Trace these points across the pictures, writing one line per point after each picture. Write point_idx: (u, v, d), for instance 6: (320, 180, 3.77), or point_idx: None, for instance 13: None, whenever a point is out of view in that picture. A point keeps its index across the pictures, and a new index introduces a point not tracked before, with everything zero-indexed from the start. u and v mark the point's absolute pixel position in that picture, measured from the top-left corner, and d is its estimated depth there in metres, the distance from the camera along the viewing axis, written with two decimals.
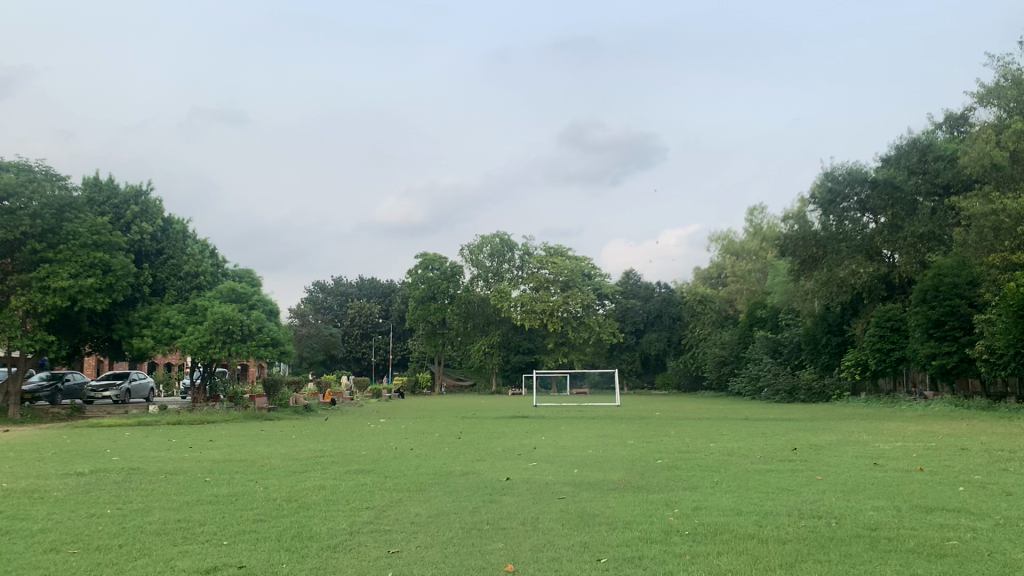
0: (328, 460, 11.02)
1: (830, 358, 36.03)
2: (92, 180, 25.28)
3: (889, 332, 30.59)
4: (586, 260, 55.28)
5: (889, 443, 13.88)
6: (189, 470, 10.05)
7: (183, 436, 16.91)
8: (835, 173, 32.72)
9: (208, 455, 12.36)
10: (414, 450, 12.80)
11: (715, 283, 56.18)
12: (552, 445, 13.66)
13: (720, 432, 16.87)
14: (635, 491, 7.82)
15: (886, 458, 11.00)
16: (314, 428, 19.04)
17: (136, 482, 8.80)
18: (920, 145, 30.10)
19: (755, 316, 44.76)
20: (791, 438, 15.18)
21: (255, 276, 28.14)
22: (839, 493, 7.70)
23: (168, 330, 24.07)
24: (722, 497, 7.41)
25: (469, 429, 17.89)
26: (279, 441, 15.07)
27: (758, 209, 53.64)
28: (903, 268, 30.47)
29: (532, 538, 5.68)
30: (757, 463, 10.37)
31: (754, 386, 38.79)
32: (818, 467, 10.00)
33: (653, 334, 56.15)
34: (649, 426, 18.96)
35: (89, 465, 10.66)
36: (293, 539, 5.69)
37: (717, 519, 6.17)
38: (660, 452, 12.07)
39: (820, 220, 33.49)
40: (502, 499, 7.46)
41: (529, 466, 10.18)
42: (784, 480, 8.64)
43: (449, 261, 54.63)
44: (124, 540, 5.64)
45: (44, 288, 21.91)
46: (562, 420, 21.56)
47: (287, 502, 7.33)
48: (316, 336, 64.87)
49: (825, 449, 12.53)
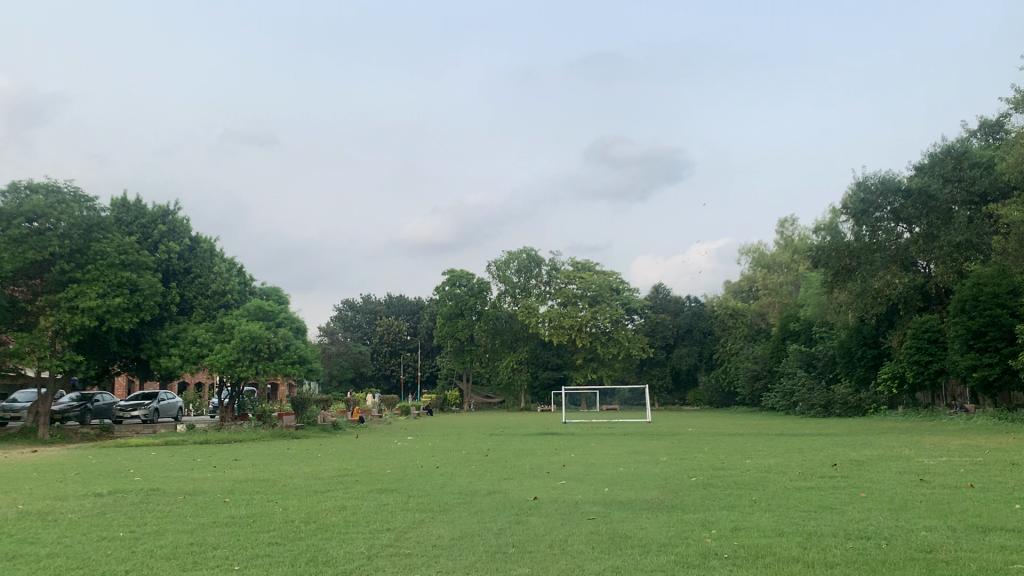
0: (351, 479, 10.78)
1: (865, 371, 35.18)
2: (120, 201, 25.49)
3: (927, 344, 29.81)
4: (614, 274, 54.72)
5: (933, 458, 13.27)
6: (209, 491, 9.83)
7: (208, 455, 16.80)
8: (866, 183, 31.99)
9: (230, 475, 12.14)
10: (440, 468, 12.47)
11: (747, 296, 55.39)
12: (580, 462, 13.30)
13: (756, 448, 16.38)
14: (670, 512, 7.43)
15: (932, 475, 10.46)
16: (339, 447, 18.77)
17: (152, 504, 8.57)
18: (955, 152, 29.37)
19: (788, 330, 44.05)
20: (830, 453, 14.70)
21: (283, 294, 28.08)
22: (887, 512, 7.25)
23: (195, 349, 24.01)
24: (762, 517, 7.01)
25: (497, 447, 17.53)
26: (302, 460, 14.85)
27: (789, 221, 52.92)
28: (940, 278, 29.72)
29: (560, 563, 5.32)
30: (795, 480, 9.92)
31: (788, 401, 38.06)
32: (860, 483, 9.56)
33: (684, 349, 55.46)
34: (682, 443, 18.51)
35: (109, 486, 10.48)
36: (307, 564, 5.38)
37: (760, 541, 5.79)
38: (693, 468, 11.66)
39: (853, 231, 32.93)
40: (528, 520, 7.12)
41: (558, 484, 9.85)
42: (826, 498, 8.21)
43: (477, 278, 54.78)
44: (130, 565, 5.36)
45: (72, 309, 21.92)
46: (593, 437, 21.09)
47: (305, 524, 7.03)
48: (345, 354, 65.06)
49: (866, 465, 11.97)
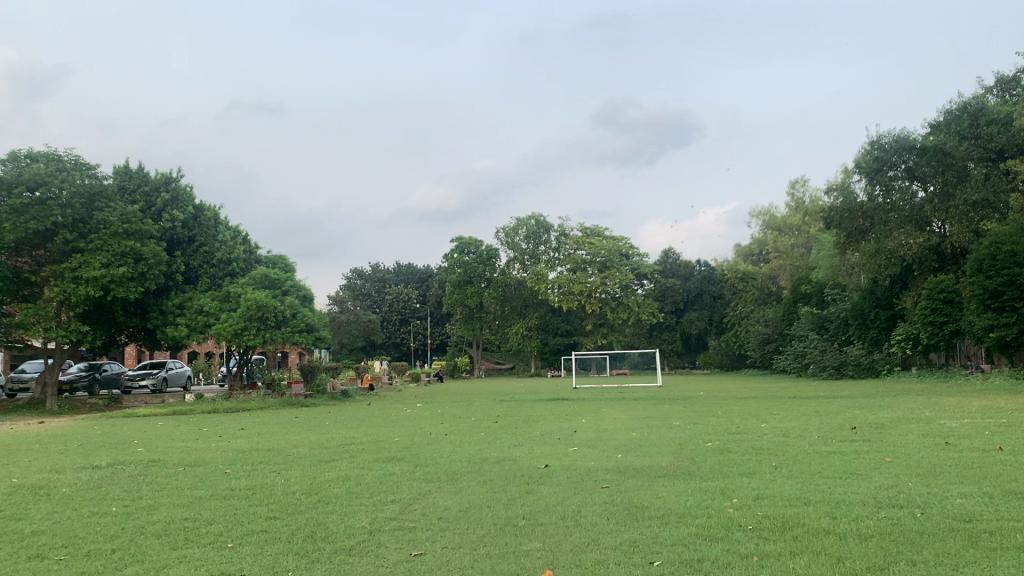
0: (357, 448, 10.49)
1: (878, 333, 34.71)
2: (122, 169, 25.09)
3: (942, 304, 29.32)
4: (623, 239, 54.09)
5: (954, 419, 12.90)
6: (211, 461, 9.57)
7: (215, 424, 16.63)
8: (880, 141, 31.23)
9: (234, 445, 11.90)
10: (448, 435, 12.22)
11: (757, 259, 54.79)
12: (591, 428, 12.98)
13: (770, 411, 16.04)
14: (686, 479, 7.11)
15: (957, 437, 10.08)
16: (347, 414, 18.57)
17: (152, 476, 8.30)
18: (972, 107, 28.75)
19: (800, 292, 43.55)
20: (848, 415, 14.35)
21: (289, 262, 27.72)
22: (915, 477, 6.90)
23: (202, 318, 23.80)
24: (784, 484, 6.69)
25: (507, 413, 17.28)
26: (309, 428, 14.62)
27: (800, 182, 51.91)
28: (956, 237, 29.18)
29: (573, 536, 4.99)
30: (815, 445, 9.58)
31: (799, 364, 37.77)
32: (884, 447, 9.19)
33: (694, 313, 55.14)
34: (694, 406, 18.20)
35: (110, 458, 10.23)
36: (305, 540, 5.07)
37: (786, 511, 5.45)
38: (708, 433, 11.35)
39: (865, 191, 32.27)
40: (539, 489, 6.80)
41: (570, 451, 9.53)
42: (850, 463, 7.87)
43: (485, 245, 54.02)
44: (117, 544, 5.04)
45: (77, 279, 21.67)
46: (605, 402, 20.79)
47: (306, 496, 6.72)
48: (356, 322, 64.95)
49: (887, 428, 11.59)
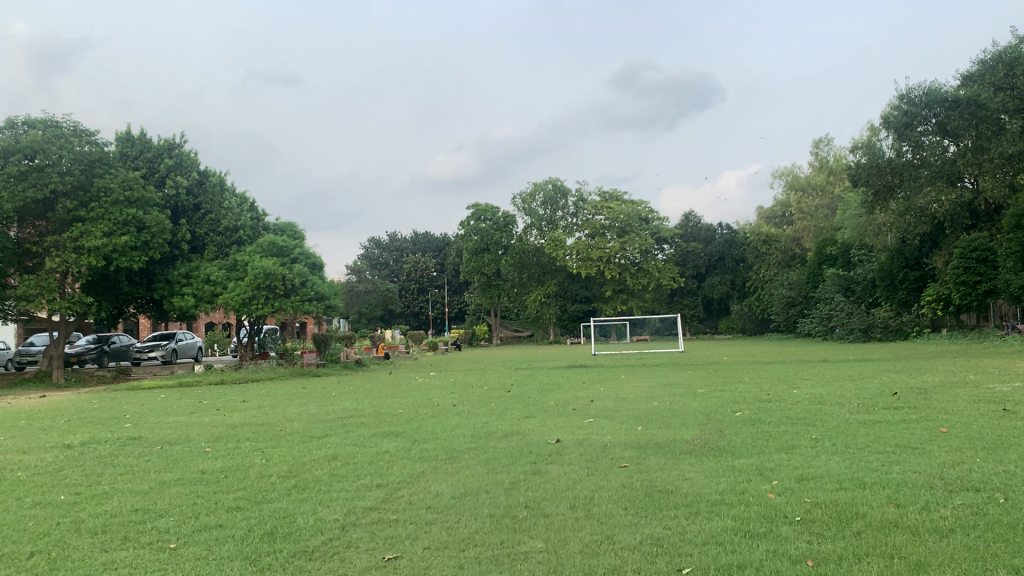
0: (355, 422, 9.67)
1: (907, 295, 33.53)
2: (124, 135, 24.27)
3: (975, 263, 28.02)
4: (642, 203, 52.88)
5: (1004, 383, 11.90)
6: (195, 439, 8.76)
7: (217, 397, 15.90)
8: (909, 95, 29.79)
9: (228, 419, 11.15)
10: (457, 407, 11.40)
11: (779, 221, 53.42)
12: (609, 396, 12.13)
13: (800, 377, 15.10)
14: (717, 456, 6.21)
15: (1014, 404, 9.12)
16: (356, 385, 17.82)
17: (121, 457, 7.52)
18: (1008, 57, 27.25)
19: (825, 254, 42.30)
20: (884, 380, 13.43)
21: (298, 229, 26.93)
22: (980, 452, 5.99)
23: (208, 288, 23.04)
24: (829, 462, 5.79)
25: (523, 382, 16.46)
26: (312, 400, 13.86)
27: (824, 141, 50.17)
28: (990, 193, 27.73)
29: (584, 533, 4.12)
30: (857, 413, 8.66)
31: (825, 326, 36.72)
32: (935, 415, 8.26)
33: (716, 278, 54.18)
34: (719, 373, 17.28)
35: (88, 435, 9.50)
36: (260, 540, 4.22)
37: (839, 497, 4.58)
38: (737, 402, 10.44)
39: (893, 147, 30.90)
40: (549, 469, 5.95)
41: (586, 423, 8.65)
42: (903, 435, 6.95)
43: (502, 211, 53.19)
44: (41, 546, 4.23)
45: (78, 249, 20.90)
46: (625, 369, 19.92)
47: (281, 481, 5.89)
48: (373, 292, 64.22)
49: (931, 394, 10.62)
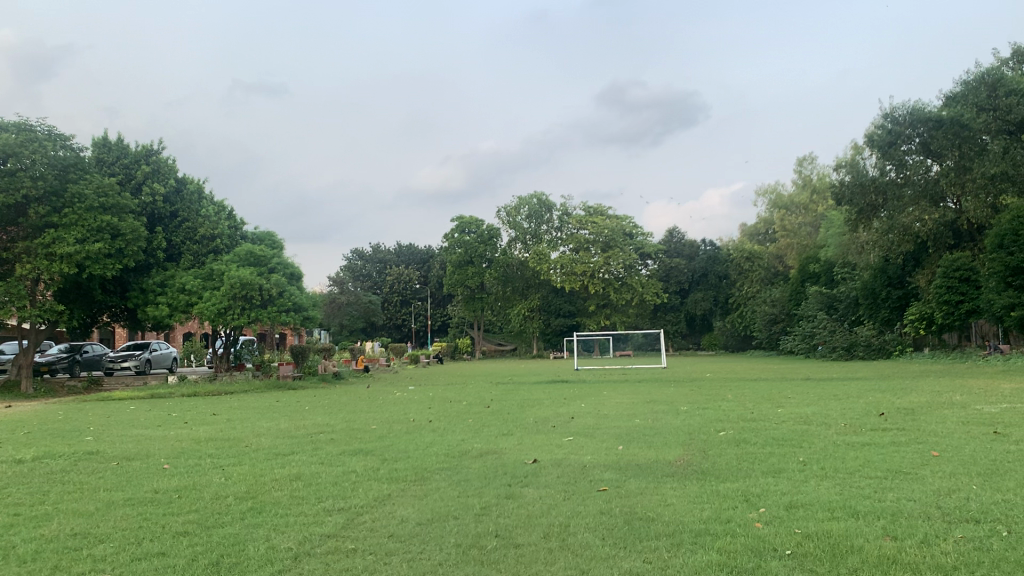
0: (326, 438, 9.28)
1: (890, 313, 33.46)
2: (100, 141, 23.83)
3: (958, 283, 27.94)
4: (627, 218, 52.81)
5: (989, 404, 11.70)
6: (155, 455, 8.35)
7: (187, 409, 15.44)
8: (893, 114, 29.72)
9: (193, 433, 10.70)
10: (432, 423, 11.03)
11: (763, 238, 53.52)
12: (590, 413, 11.83)
13: (784, 395, 14.83)
14: (700, 480, 5.90)
15: (1004, 426, 8.88)
16: (332, 399, 17.42)
17: (72, 474, 7.09)
18: (990, 79, 27.27)
19: (808, 272, 42.27)
20: (869, 399, 13.18)
21: (276, 239, 26.54)
22: (975, 479, 5.71)
23: (184, 297, 22.55)
24: (819, 488, 5.48)
25: (502, 396, 16.12)
26: (284, 414, 13.44)
27: (807, 159, 50.33)
28: (973, 213, 27.63)
29: (557, 567, 3.77)
30: (845, 434, 8.39)
31: (808, 344, 36.69)
32: (924, 438, 7.99)
33: (699, 293, 53.99)
34: (702, 390, 17.00)
35: (44, 449, 9.07)
36: (205, 571, 3.87)
37: (832, 528, 4.27)
38: (720, 421, 10.14)
39: (876, 166, 30.87)
40: (523, 492, 5.63)
41: (564, 442, 8.33)
42: (896, 459, 6.67)
43: (486, 224, 52.85)
44: None
45: (50, 255, 20.38)
46: (606, 384, 19.62)
47: (237, 503, 5.52)
48: (355, 303, 63.61)
49: (918, 414, 10.38)
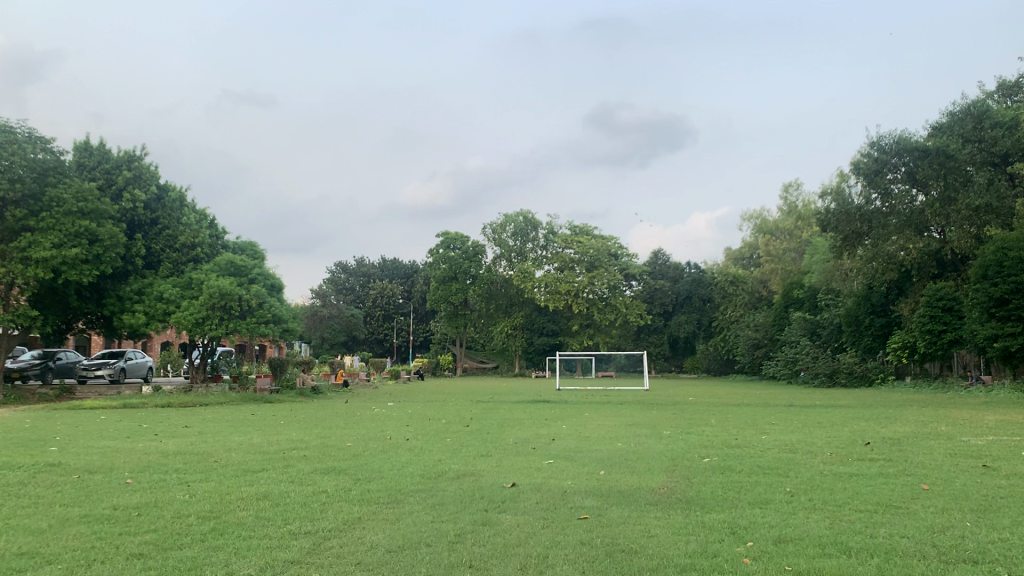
0: (298, 454, 8.99)
1: (872, 341, 33.39)
2: (81, 145, 23.48)
3: (942, 312, 27.94)
4: (612, 239, 52.76)
5: (975, 436, 11.54)
6: (118, 468, 8.03)
7: (159, 420, 15.05)
8: (880, 142, 29.76)
9: (162, 446, 10.36)
10: (409, 442, 10.74)
11: (747, 263, 53.64)
12: (572, 436, 11.58)
13: (767, 422, 14.65)
14: (685, 510, 5.67)
15: (992, 459, 8.71)
16: (308, 413, 17.07)
17: (27, 487, 6.76)
18: (976, 110, 27.40)
19: (791, 298, 42.27)
20: (855, 428, 12.99)
21: (258, 249, 26.24)
22: (968, 514, 5.52)
23: (161, 306, 22.15)
24: (809, 521, 5.25)
25: (482, 416, 15.86)
26: (258, 428, 13.12)
27: (793, 186, 50.56)
28: (957, 242, 27.66)
29: None
30: (832, 464, 8.18)
31: (791, 369, 36.62)
32: (913, 469, 7.80)
33: (682, 316, 53.79)
34: (685, 414, 16.78)
35: (3, 459, 8.72)
36: None
37: (824, 566, 4.04)
38: (703, 447, 9.92)
39: (862, 195, 30.92)
40: (501, 519, 5.38)
41: (545, 465, 8.08)
42: (886, 492, 6.46)
43: (471, 241, 52.68)
44: None
45: (25, 260, 19.99)
46: (588, 406, 19.37)
47: (199, 522, 5.24)
48: (337, 316, 63.14)
49: (903, 445, 10.19)
